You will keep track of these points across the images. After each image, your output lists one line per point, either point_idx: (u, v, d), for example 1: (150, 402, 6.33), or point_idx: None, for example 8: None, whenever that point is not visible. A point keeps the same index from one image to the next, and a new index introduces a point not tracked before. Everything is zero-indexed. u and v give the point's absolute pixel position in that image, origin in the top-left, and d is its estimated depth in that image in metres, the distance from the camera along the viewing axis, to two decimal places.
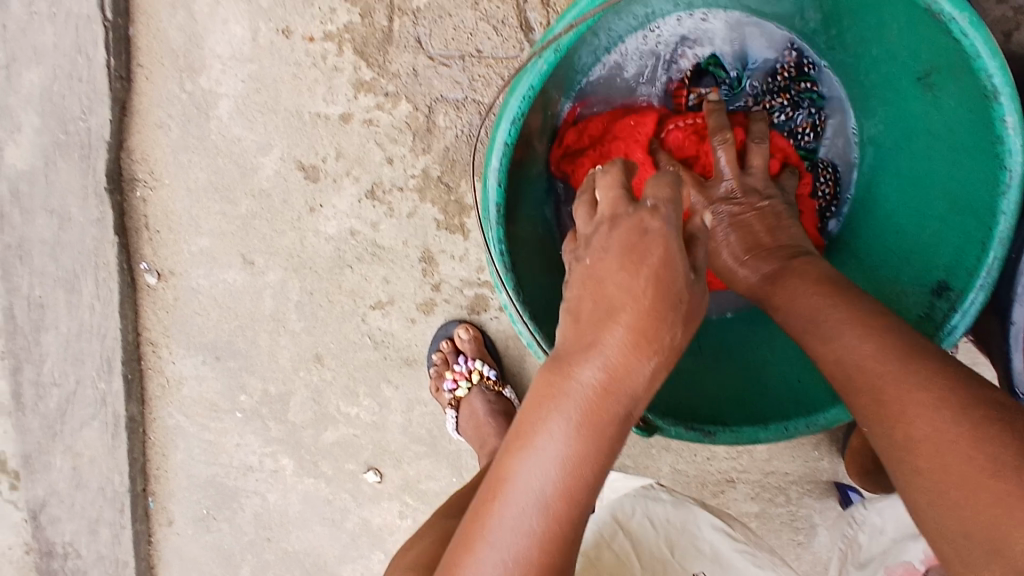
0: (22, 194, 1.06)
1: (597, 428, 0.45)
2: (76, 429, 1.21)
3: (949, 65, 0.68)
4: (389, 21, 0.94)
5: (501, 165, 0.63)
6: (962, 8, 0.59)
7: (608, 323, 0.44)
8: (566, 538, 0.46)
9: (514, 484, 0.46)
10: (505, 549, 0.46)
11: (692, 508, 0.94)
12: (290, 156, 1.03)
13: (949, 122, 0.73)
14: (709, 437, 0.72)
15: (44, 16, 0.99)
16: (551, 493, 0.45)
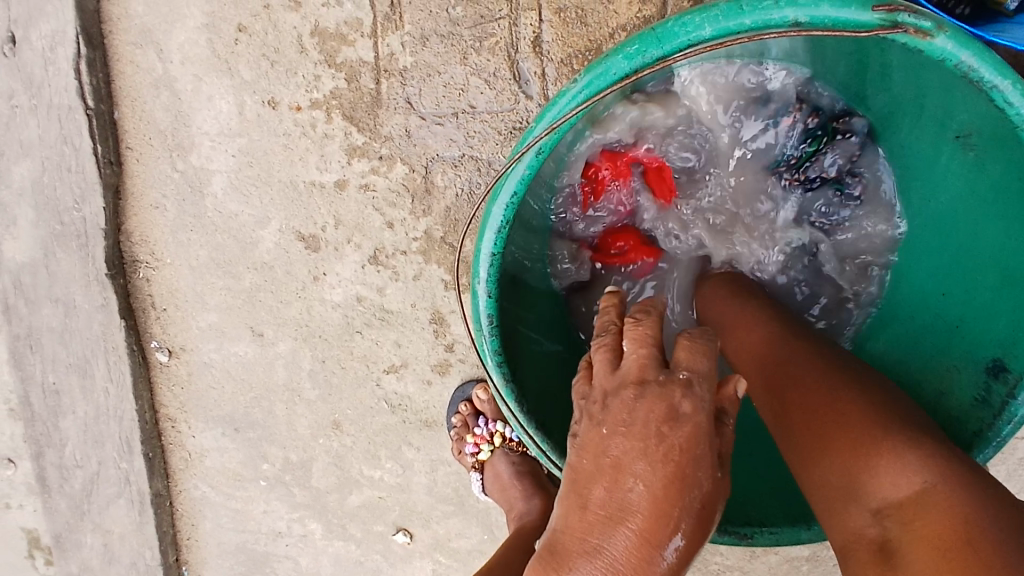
0: (24, 285, 1.05)
1: None
2: (103, 507, 1.20)
3: (990, 127, 0.58)
4: (375, 83, 0.90)
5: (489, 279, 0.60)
6: (1004, 74, 0.49)
7: (619, 519, 0.41)
8: None
9: None
10: None
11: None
12: (288, 227, 0.99)
13: (998, 182, 0.61)
14: (747, 540, 0.69)
15: (26, 110, 0.96)
16: None
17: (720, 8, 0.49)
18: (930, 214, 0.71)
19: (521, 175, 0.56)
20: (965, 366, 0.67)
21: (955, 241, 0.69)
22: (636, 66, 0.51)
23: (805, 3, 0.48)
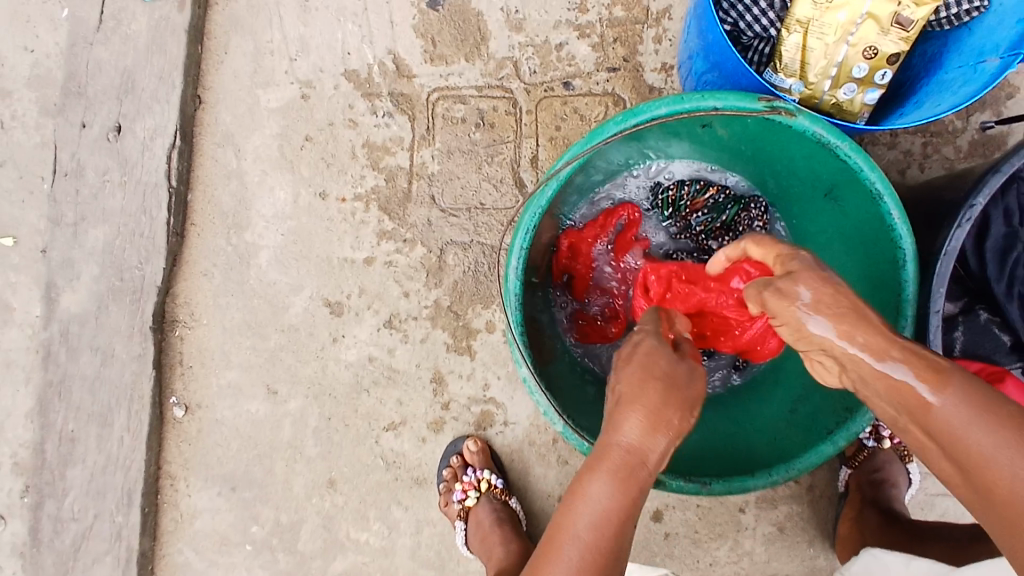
0: (71, 333, 1.18)
1: (631, 481, 0.61)
2: (88, 565, 1.20)
3: (843, 180, 0.82)
4: (408, 183, 1.17)
5: (520, 266, 0.76)
6: (844, 138, 0.70)
7: (633, 402, 0.63)
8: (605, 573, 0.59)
9: (564, 528, 0.61)
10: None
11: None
12: (318, 294, 1.20)
13: (860, 219, 0.83)
14: (706, 488, 0.77)
15: (116, 184, 1.17)
16: (591, 531, 0.60)
17: (670, 98, 0.71)
18: (826, 246, 0.93)
19: (546, 195, 0.75)
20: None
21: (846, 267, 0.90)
22: (621, 129, 0.72)
23: (719, 96, 0.71)
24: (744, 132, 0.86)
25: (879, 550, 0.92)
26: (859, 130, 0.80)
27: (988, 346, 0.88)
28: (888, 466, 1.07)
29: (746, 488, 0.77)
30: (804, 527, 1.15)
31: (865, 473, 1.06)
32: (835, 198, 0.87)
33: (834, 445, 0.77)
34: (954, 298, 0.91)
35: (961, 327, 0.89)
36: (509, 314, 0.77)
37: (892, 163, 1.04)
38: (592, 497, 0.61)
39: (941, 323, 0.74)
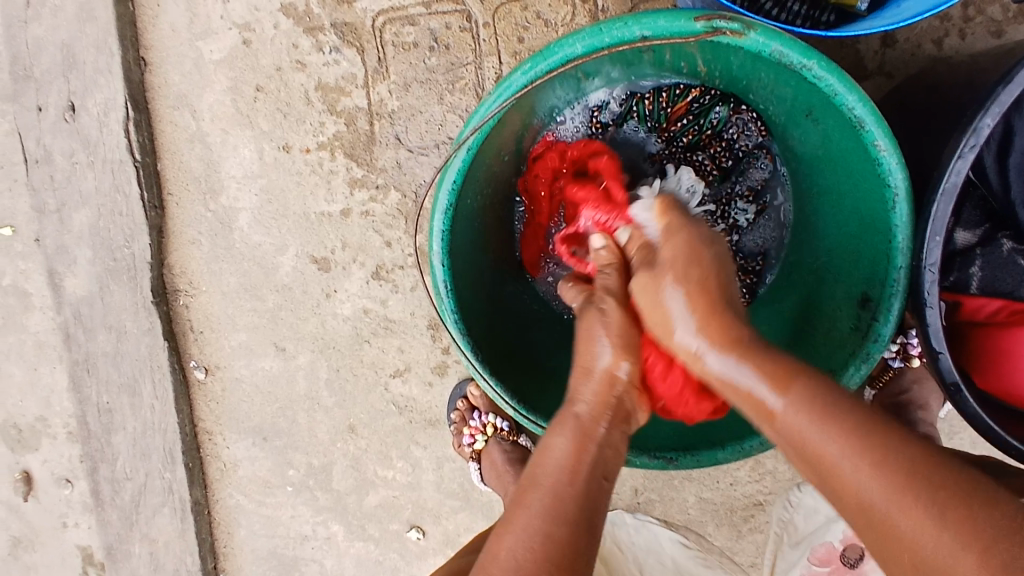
0: (84, 315, 1.24)
1: (587, 436, 0.70)
2: (150, 517, 1.33)
3: (821, 101, 0.70)
4: (370, 125, 1.08)
5: (443, 248, 0.74)
6: (810, 56, 0.63)
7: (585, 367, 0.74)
8: (569, 515, 0.65)
9: (538, 474, 0.68)
10: (522, 522, 0.65)
11: (654, 528, 1.16)
12: (304, 252, 1.16)
13: (840, 146, 0.73)
14: (672, 463, 0.79)
15: (85, 165, 1.16)
16: (558, 475, 0.67)
17: (587, 31, 0.65)
18: (807, 171, 0.83)
19: (458, 166, 0.71)
20: (844, 304, 0.77)
21: (829, 196, 0.80)
22: (530, 79, 0.66)
23: (647, 22, 0.64)
24: (707, 51, 0.74)
25: None
26: (831, 35, 0.71)
27: (1011, 282, 0.75)
28: (917, 385, 0.97)
29: (716, 461, 0.78)
30: None
31: (888, 396, 0.98)
32: (817, 120, 0.75)
33: None
34: (972, 225, 0.78)
35: (978, 262, 0.76)
36: (442, 305, 0.77)
37: (928, 32, 0.94)
38: (552, 462, 0.68)
39: (934, 281, 0.63)
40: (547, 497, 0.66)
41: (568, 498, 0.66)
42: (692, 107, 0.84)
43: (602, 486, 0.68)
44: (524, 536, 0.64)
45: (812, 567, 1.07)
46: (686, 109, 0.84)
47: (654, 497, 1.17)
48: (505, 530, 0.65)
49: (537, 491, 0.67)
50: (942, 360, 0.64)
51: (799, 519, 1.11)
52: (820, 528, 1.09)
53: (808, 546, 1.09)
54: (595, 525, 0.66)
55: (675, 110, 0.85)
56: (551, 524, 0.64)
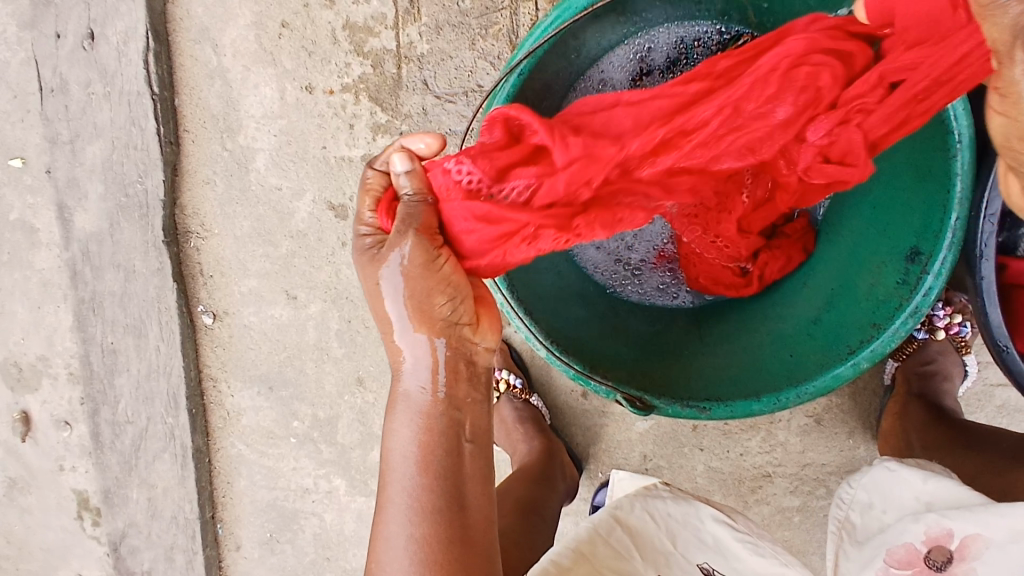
0: (92, 252, 1.21)
1: (428, 419, 0.61)
2: (149, 462, 1.31)
3: None
4: (397, 68, 1.08)
5: None
6: None
7: (399, 347, 0.62)
8: (429, 510, 0.58)
9: (388, 467, 0.61)
10: (395, 528, 0.58)
11: (695, 501, 0.83)
12: (321, 198, 1.14)
13: None
14: (705, 413, 0.77)
15: (101, 96, 1.14)
16: (408, 469, 0.60)
17: None
18: None
19: (506, 91, 0.74)
20: (888, 258, 0.77)
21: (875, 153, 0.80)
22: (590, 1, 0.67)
23: None
24: None
25: (890, 464, 0.84)
26: None
27: None
28: (942, 356, 1.02)
29: (750, 413, 0.77)
30: (845, 419, 1.11)
31: (914, 365, 1.04)
32: None
33: (853, 366, 0.74)
34: None
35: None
36: None
37: None
38: (397, 456, 0.60)
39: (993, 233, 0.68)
40: (404, 500, 0.59)
41: (425, 491, 0.59)
42: None
43: (467, 450, 0.62)
44: (392, 545, 0.58)
45: (888, 571, 0.73)
46: None
47: (663, 463, 1.16)
48: (371, 553, 0.60)
49: (387, 489, 0.60)
50: (991, 314, 0.70)
51: (855, 517, 0.86)
52: (893, 528, 0.77)
53: (881, 548, 0.76)
54: (465, 496, 0.60)
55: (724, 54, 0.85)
56: (409, 530, 0.58)
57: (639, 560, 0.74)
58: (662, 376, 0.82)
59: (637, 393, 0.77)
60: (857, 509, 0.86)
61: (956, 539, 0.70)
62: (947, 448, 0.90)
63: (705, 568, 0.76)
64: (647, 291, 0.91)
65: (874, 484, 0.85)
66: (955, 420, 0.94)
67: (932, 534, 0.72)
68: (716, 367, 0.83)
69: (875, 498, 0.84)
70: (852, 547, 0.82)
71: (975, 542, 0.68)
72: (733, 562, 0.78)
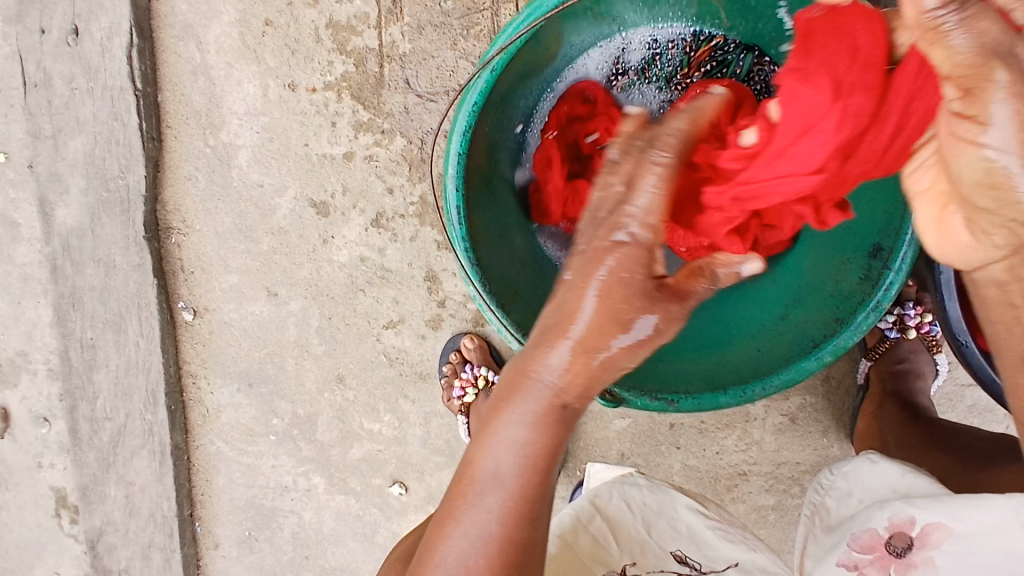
0: (72, 247, 1.21)
1: (548, 423, 0.60)
2: (127, 459, 1.31)
3: None
4: (379, 67, 1.10)
5: (458, 170, 0.76)
6: None
7: (555, 339, 0.61)
8: (524, 515, 0.58)
9: (483, 460, 0.60)
10: (472, 522, 0.58)
11: (669, 490, 0.86)
12: (303, 195, 1.15)
13: None
14: (673, 406, 0.77)
15: (84, 91, 1.15)
16: (508, 472, 0.59)
17: None
18: None
19: (480, 88, 0.74)
20: (852, 256, 0.79)
21: None
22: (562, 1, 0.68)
23: None
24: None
25: (874, 456, 0.85)
26: None
27: None
28: (913, 355, 1.04)
29: (717, 405, 0.77)
30: (819, 418, 1.13)
31: (888, 363, 1.05)
32: None
33: (818, 360, 0.76)
34: None
35: None
36: (452, 230, 0.78)
37: None
38: (506, 442, 0.60)
39: None
40: (494, 505, 0.58)
41: (522, 500, 0.58)
42: (715, 54, 0.87)
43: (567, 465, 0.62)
44: (469, 529, 0.58)
45: (851, 553, 0.75)
46: (710, 53, 0.87)
47: (640, 461, 1.17)
48: (439, 534, 0.59)
49: (477, 478, 0.59)
50: (951, 310, 0.75)
51: (831, 503, 0.87)
52: (860, 515, 0.79)
53: (848, 534, 0.78)
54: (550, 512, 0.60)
55: (699, 56, 0.87)
56: (493, 530, 0.57)
57: (617, 549, 0.78)
58: (633, 369, 0.82)
59: (606, 385, 0.76)
60: (834, 495, 0.88)
61: (918, 526, 0.72)
62: (922, 447, 0.91)
63: (679, 555, 0.79)
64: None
65: (853, 471, 0.87)
66: (929, 420, 0.96)
67: (895, 520, 0.74)
68: (688, 363, 0.84)
69: (854, 486, 0.86)
70: (822, 531, 0.85)
71: (936, 530, 0.70)
72: (706, 549, 0.81)
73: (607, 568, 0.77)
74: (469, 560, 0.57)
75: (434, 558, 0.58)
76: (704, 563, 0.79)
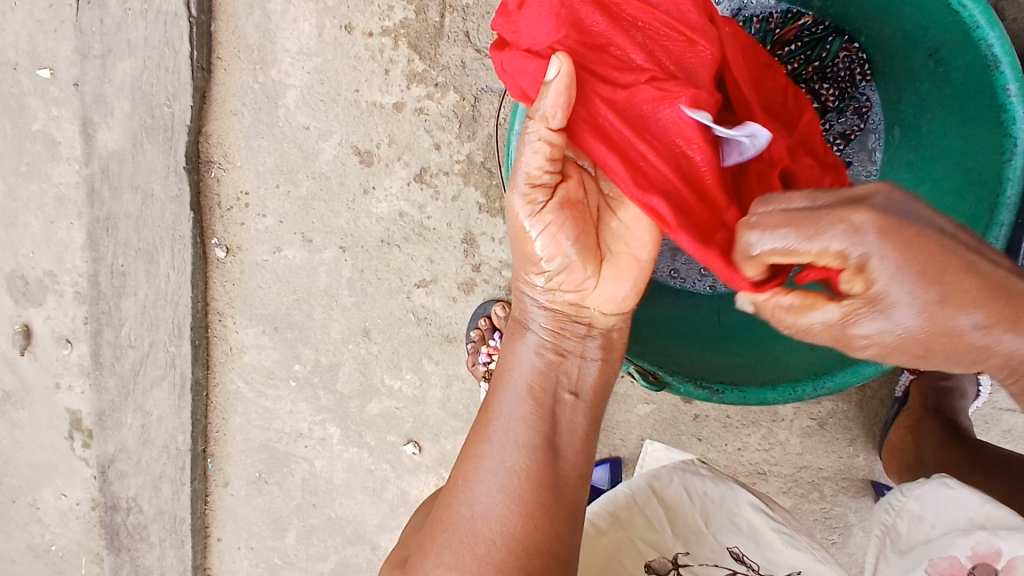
0: (111, 171, 1.20)
1: (548, 355, 0.71)
2: (147, 389, 1.32)
3: (949, 37, 0.70)
4: (440, 18, 1.07)
5: (522, 127, 0.75)
6: None
7: (521, 289, 0.74)
8: (534, 442, 0.66)
9: (496, 398, 0.69)
10: (487, 455, 0.65)
11: (734, 485, 0.83)
12: (348, 141, 1.13)
13: (956, 91, 0.74)
14: (717, 396, 0.77)
15: (138, 14, 1.14)
16: (513, 406, 0.68)
17: None
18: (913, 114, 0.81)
19: None
20: None
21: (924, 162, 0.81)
22: None
23: None
24: None
25: (950, 480, 0.77)
26: None
27: None
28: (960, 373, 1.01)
29: (763, 400, 0.76)
30: (848, 426, 1.10)
31: (931, 379, 1.02)
32: (939, 60, 0.74)
33: (876, 366, 0.72)
34: None
35: None
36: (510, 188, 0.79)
37: None
38: (509, 381, 0.70)
39: None
40: (502, 428, 0.67)
41: (523, 421, 0.67)
42: (803, 33, 0.83)
43: (570, 400, 0.70)
44: (483, 464, 0.65)
45: None
46: (796, 32, 0.83)
47: None
48: (460, 472, 0.67)
49: (489, 415, 0.68)
50: None
51: (901, 525, 0.81)
52: (939, 539, 0.73)
53: (924, 558, 0.73)
54: (561, 441, 0.68)
55: (785, 34, 0.84)
56: (505, 458, 0.64)
57: (671, 536, 0.76)
58: (680, 354, 0.83)
59: (651, 367, 0.78)
60: (906, 518, 0.81)
61: (1003, 560, 0.66)
62: (957, 468, 0.88)
63: (735, 552, 0.75)
64: (687, 277, 0.89)
65: (928, 496, 0.78)
66: (971, 440, 0.93)
67: (979, 550, 0.69)
68: (734, 355, 0.83)
69: (927, 511, 0.78)
70: (893, 554, 0.79)
71: (1023, 565, 0.65)
72: (768, 552, 0.76)
73: (658, 555, 0.74)
74: (487, 491, 0.63)
75: (459, 498, 0.65)
76: (763, 566, 0.74)
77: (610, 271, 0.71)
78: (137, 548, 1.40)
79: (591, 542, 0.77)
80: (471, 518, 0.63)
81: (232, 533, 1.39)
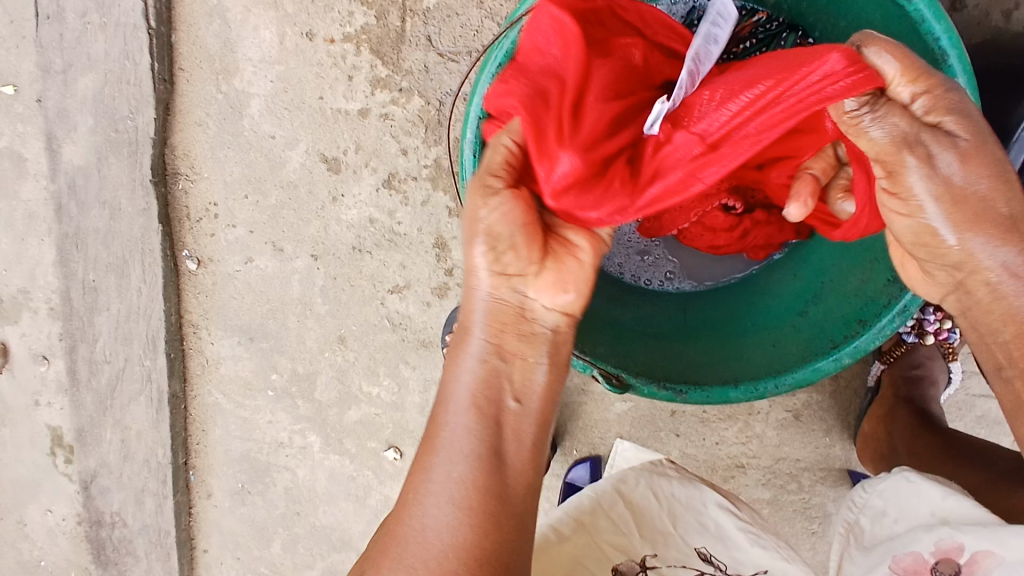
0: (78, 186, 1.19)
1: (496, 354, 0.65)
2: (124, 404, 1.31)
3: (899, 29, 0.70)
4: (401, 22, 1.07)
5: (476, 134, 0.76)
6: None
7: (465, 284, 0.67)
8: (486, 452, 0.60)
9: (443, 408, 0.63)
10: (439, 472, 0.59)
11: (701, 485, 0.83)
12: (314, 149, 1.13)
13: None
14: (681, 396, 0.77)
15: (97, 27, 1.12)
16: (464, 414, 0.62)
17: None
18: None
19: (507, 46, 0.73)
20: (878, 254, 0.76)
21: None
22: None
23: None
24: None
25: (912, 474, 0.78)
26: None
27: None
28: (929, 361, 1.02)
29: (726, 399, 0.76)
30: (824, 417, 1.11)
31: (902, 369, 1.03)
32: None
33: (835, 361, 0.73)
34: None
35: None
36: None
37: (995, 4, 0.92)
38: (455, 390, 0.64)
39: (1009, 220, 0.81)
40: (451, 441, 0.61)
41: (478, 429, 0.61)
42: (758, 29, 0.83)
43: (514, 405, 0.64)
44: (434, 482, 0.59)
45: None
46: (751, 29, 0.83)
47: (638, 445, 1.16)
48: (407, 490, 0.60)
49: (438, 428, 0.62)
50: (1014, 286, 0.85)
51: (865, 522, 0.82)
52: (903, 535, 0.74)
53: (890, 554, 0.73)
54: (518, 451, 0.62)
55: (740, 30, 0.84)
56: (460, 471, 0.59)
57: (638, 539, 0.76)
58: (646, 355, 0.83)
59: (614, 371, 0.76)
60: (870, 514, 0.82)
61: (967, 554, 0.66)
62: (929, 459, 0.88)
63: (702, 552, 0.76)
64: (652, 279, 0.92)
65: (892, 491, 0.79)
66: (942, 429, 0.93)
67: (942, 546, 0.69)
68: (702, 352, 0.83)
69: (891, 506, 0.79)
70: (858, 551, 0.80)
71: (986, 558, 0.64)
72: (734, 551, 0.77)
73: (625, 558, 0.75)
74: (439, 511, 0.58)
75: (411, 516, 0.59)
76: (730, 565, 0.75)
77: (554, 268, 0.67)
78: (123, 562, 1.39)
79: (550, 547, 0.75)
80: (424, 537, 0.57)
81: (218, 544, 1.38)
